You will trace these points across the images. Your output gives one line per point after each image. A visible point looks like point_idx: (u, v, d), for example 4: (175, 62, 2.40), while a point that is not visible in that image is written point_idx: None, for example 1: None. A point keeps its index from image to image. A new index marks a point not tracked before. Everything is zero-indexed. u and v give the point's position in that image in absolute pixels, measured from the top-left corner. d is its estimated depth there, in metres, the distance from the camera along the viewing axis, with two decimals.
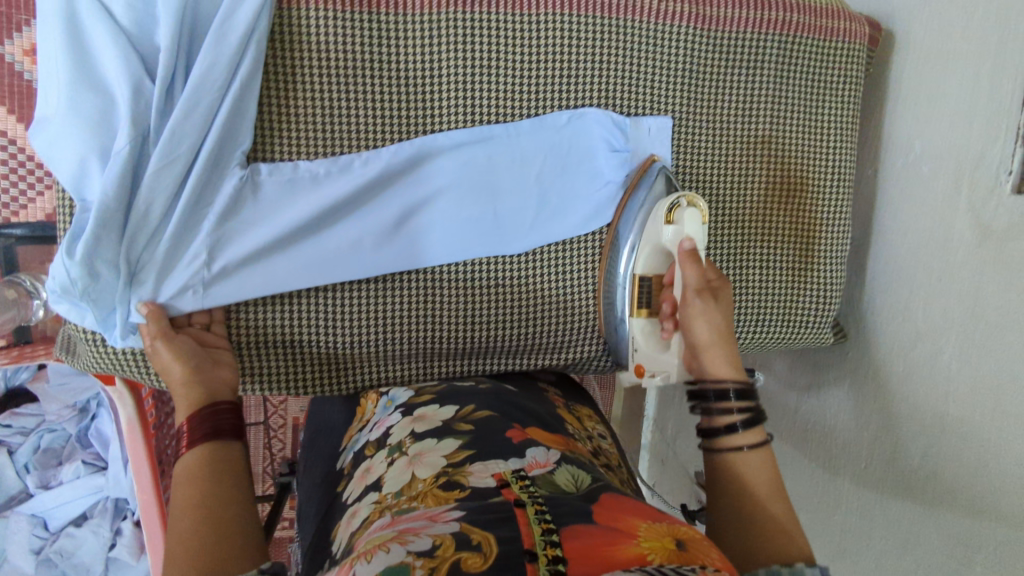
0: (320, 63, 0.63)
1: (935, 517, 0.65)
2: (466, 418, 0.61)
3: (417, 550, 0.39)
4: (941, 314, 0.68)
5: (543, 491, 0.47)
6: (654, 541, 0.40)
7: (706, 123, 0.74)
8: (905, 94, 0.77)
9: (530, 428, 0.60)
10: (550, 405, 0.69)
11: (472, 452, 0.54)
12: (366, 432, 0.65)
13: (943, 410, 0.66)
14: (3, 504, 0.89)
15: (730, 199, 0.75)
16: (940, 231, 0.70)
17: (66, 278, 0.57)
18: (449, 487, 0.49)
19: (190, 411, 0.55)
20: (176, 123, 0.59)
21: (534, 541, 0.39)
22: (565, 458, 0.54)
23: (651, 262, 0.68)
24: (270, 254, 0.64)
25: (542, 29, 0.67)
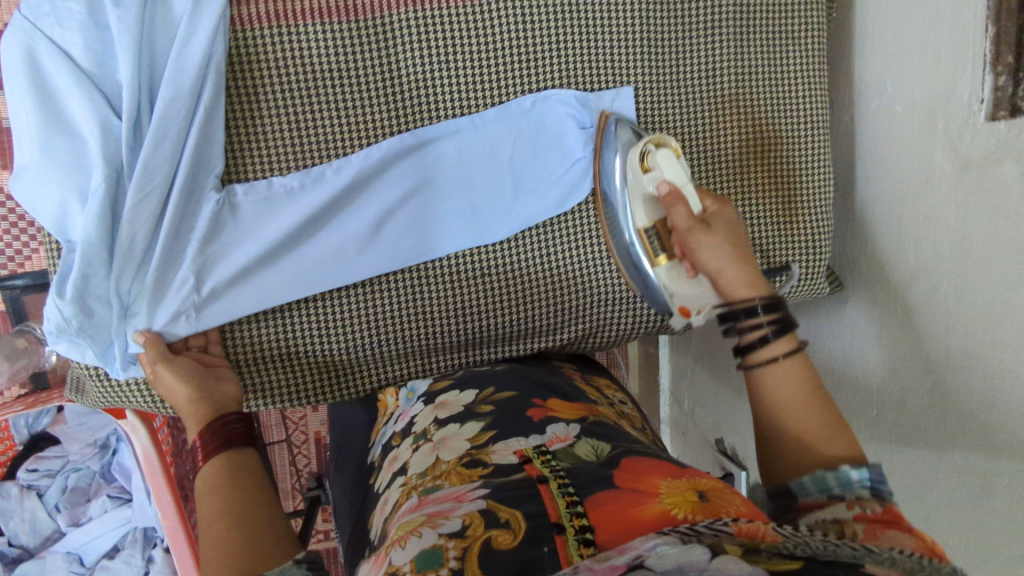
0: (281, 84, 0.64)
1: (950, 452, 0.64)
2: (486, 400, 0.62)
3: (448, 531, 0.40)
4: (932, 251, 0.68)
5: (565, 463, 0.47)
6: (675, 496, 0.41)
7: (673, 79, 0.73)
8: (872, 32, 0.76)
9: (550, 400, 0.61)
10: (566, 377, 0.70)
11: (494, 432, 0.55)
12: (391, 424, 0.66)
13: (944, 345, 0.65)
14: (40, 545, 0.92)
15: (711, 136, 0.75)
16: (921, 166, 0.69)
17: (60, 317, 0.59)
18: (472, 465, 0.50)
19: (200, 427, 0.57)
20: (146, 158, 0.60)
21: (560, 513, 0.40)
22: (585, 429, 0.54)
23: (650, 211, 0.66)
24: (256, 273, 0.65)
25: (494, 19, 0.67)
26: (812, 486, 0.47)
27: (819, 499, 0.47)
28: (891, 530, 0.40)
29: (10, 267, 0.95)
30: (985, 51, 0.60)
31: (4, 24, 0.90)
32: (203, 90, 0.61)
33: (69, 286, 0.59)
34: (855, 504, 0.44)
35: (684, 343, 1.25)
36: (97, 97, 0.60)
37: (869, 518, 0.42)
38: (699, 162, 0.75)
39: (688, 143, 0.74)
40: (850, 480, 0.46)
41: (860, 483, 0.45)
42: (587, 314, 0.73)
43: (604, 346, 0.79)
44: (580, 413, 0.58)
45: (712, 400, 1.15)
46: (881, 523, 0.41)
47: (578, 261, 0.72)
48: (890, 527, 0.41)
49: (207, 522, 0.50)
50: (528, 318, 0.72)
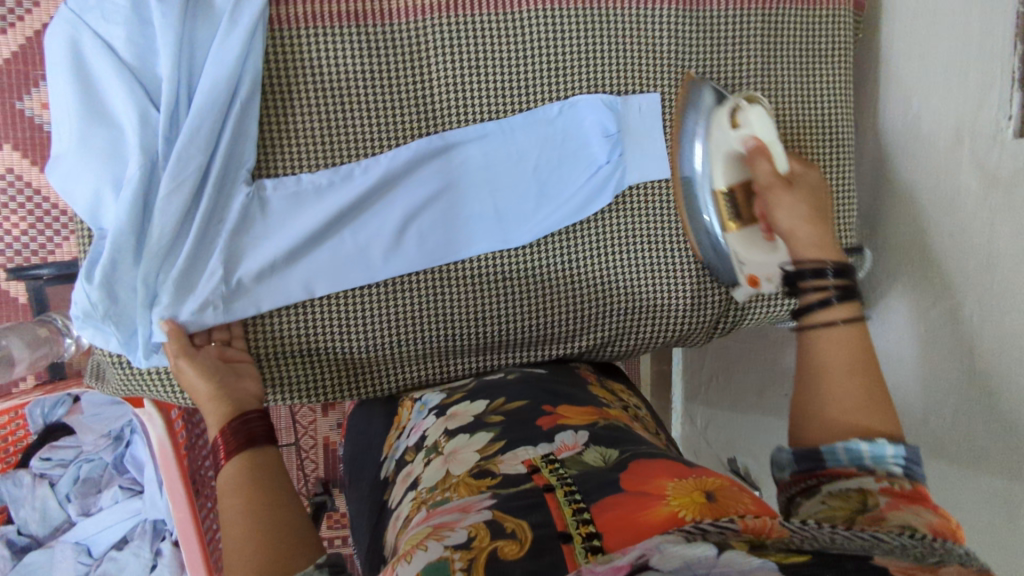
0: (317, 84, 0.66)
1: (977, 470, 0.63)
2: (497, 410, 0.62)
3: (454, 543, 0.40)
4: (957, 270, 0.67)
5: (573, 471, 0.47)
6: (683, 498, 0.41)
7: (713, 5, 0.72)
8: (899, 52, 0.76)
9: (560, 407, 0.61)
10: (582, 385, 0.69)
11: (505, 442, 0.55)
12: (405, 438, 0.66)
13: (969, 364, 0.65)
14: (49, 535, 0.92)
15: (759, 64, 0.74)
16: (945, 186, 0.69)
17: (87, 303, 0.60)
18: (481, 475, 0.50)
19: (222, 424, 0.57)
20: (182, 148, 0.61)
21: (567, 523, 0.40)
22: (594, 436, 0.54)
23: (729, 174, 0.66)
24: (285, 267, 0.66)
25: (525, 28, 0.68)
26: (844, 455, 0.48)
27: (849, 468, 0.48)
28: (915, 506, 0.42)
29: (34, 258, 0.96)
30: (1014, 69, 0.60)
31: (43, 24, 0.92)
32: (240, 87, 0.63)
33: (98, 271, 0.60)
34: (884, 476, 0.46)
35: (698, 360, 1.24)
36: (134, 91, 0.61)
37: (896, 494, 0.44)
38: (758, 86, 0.75)
39: (736, 66, 0.74)
40: (884, 455, 0.47)
41: (893, 458, 0.47)
42: (608, 323, 0.73)
43: (623, 356, 0.78)
44: (591, 419, 0.58)
45: (726, 421, 1.13)
46: (905, 498, 0.44)
47: (598, 271, 0.72)
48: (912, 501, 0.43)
49: (233, 521, 0.50)
50: (548, 323, 0.72)
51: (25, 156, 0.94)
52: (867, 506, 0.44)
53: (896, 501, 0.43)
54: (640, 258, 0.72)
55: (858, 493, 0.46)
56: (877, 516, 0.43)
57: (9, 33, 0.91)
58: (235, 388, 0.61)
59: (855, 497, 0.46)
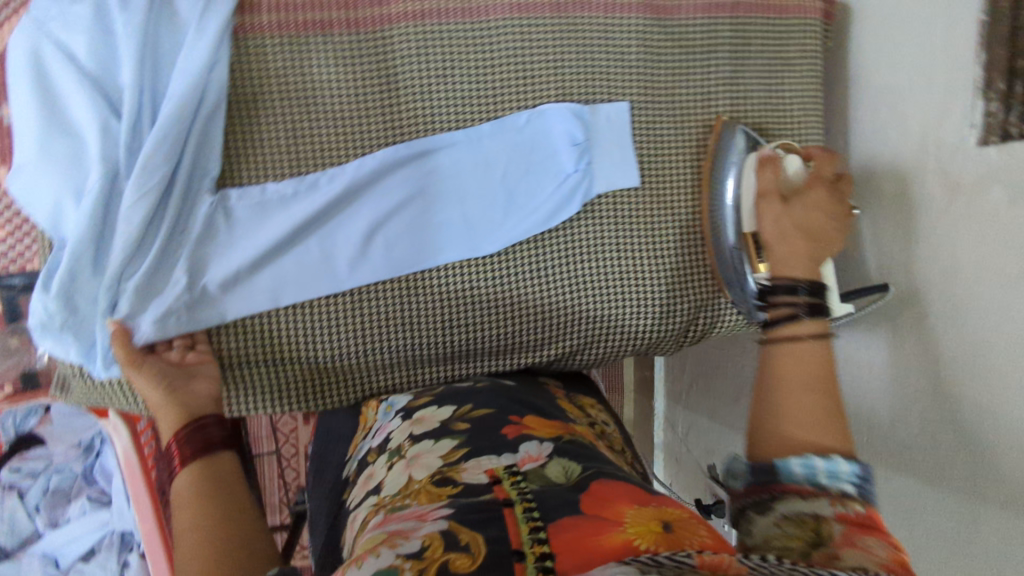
0: (282, 93, 0.65)
1: (948, 482, 0.63)
2: (463, 417, 0.61)
3: (407, 552, 0.39)
4: (924, 277, 0.68)
5: (533, 485, 0.47)
6: (640, 526, 0.41)
7: (682, 14, 0.73)
8: (867, 60, 0.76)
9: (527, 418, 0.61)
10: (549, 399, 0.69)
11: (467, 450, 0.54)
12: (369, 438, 0.66)
13: (937, 372, 0.65)
14: (19, 547, 0.91)
15: (728, 72, 0.75)
16: (912, 194, 0.69)
17: (44, 313, 0.60)
18: (442, 483, 0.49)
19: (177, 430, 0.56)
20: (143, 159, 0.60)
21: (522, 540, 0.39)
22: (558, 449, 0.54)
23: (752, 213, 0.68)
24: (250, 277, 0.65)
25: (492, 37, 0.68)
26: (798, 468, 0.48)
27: (803, 484, 0.47)
28: (867, 538, 0.42)
29: None
30: (975, 77, 0.61)
31: None
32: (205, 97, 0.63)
33: (56, 282, 0.60)
34: (838, 498, 0.45)
35: (680, 366, 1.24)
36: (98, 103, 0.60)
37: (850, 520, 0.44)
38: (728, 93, 0.75)
39: (705, 72, 0.74)
40: (838, 472, 0.47)
41: (847, 476, 0.47)
42: (579, 331, 0.73)
43: (596, 364, 0.78)
44: (555, 432, 0.58)
45: (706, 429, 1.13)
46: (859, 528, 0.43)
47: (566, 280, 0.71)
48: (866, 532, 0.42)
49: (185, 535, 0.49)
50: (518, 331, 0.72)
51: None
52: (821, 537, 0.43)
53: (850, 534, 0.42)
54: (610, 265, 0.72)
55: (813, 520, 0.45)
56: (831, 552, 0.42)
57: None
58: (185, 391, 0.63)
59: (809, 524, 0.45)
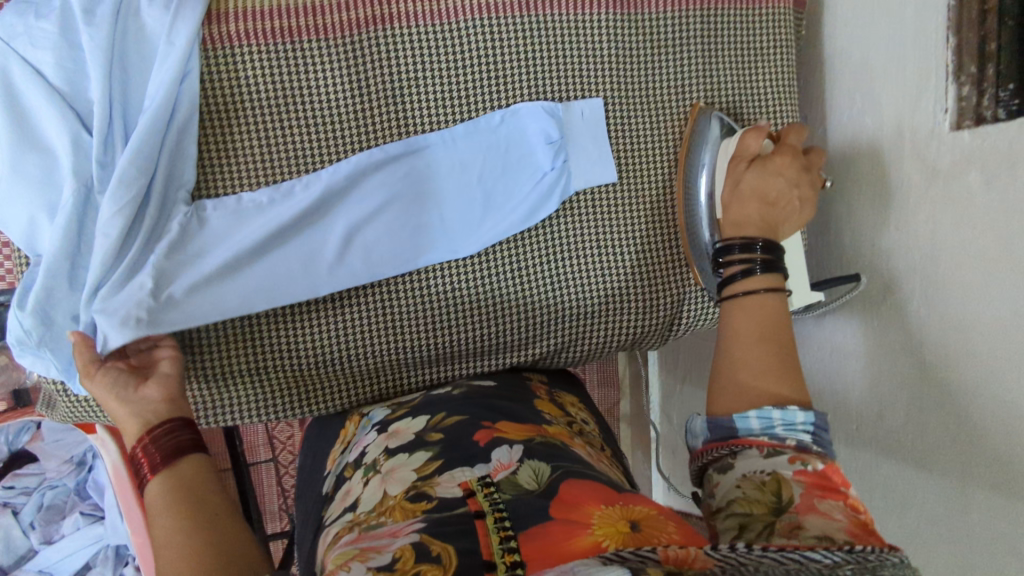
0: (253, 102, 0.65)
1: (931, 466, 0.64)
2: (437, 427, 0.62)
3: (377, 565, 0.42)
4: (902, 263, 0.68)
5: (506, 495, 0.48)
6: (608, 527, 0.43)
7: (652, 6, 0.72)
8: (839, 46, 0.76)
9: (500, 422, 0.62)
10: (527, 402, 0.69)
11: (441, 462, 0.55)
12: (347, 452, 0.66)
13: (918, 358, 0.65)
14: (14, 564, 0.91)
15: (701, 63, 0.74)
16: (889, 179, 0.69)
17: (21, 329, 0.60)
18: (416, 499, 0.50)
19: (142, 433, 0.55)
20: (124, 168, 0.60)
21: (493, 551, 0.41)
22: (528, 451, 0.55)
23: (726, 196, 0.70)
24: (222, 280, 0.65)
25: (462, 37, 0.68)
26: (756, 425, 0.54)
27: (761, 437, 0.53)
28: (827, 500, 0.47)
29: None
30: (948, 62, 0.61)
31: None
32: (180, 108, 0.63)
33: (31, 298, 0.60)
34: (797, 456, 0.51)
35: (671, 359, 1.24)
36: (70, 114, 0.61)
37: (808, 478, 0.49)
38: (702, 84, 0.75)
39: (678, 64, 0.74)
40: (794, 421, 0.53)
41: (802, 425, 0.53)
42: (560, 328, 0.74)
43: (579, 360, 0.80)
44: (528, 435, 0.60)
45: None
46: (819, 489, 0.48)
47: (544, 279, 0.72)
48: (826, 495, 0.48)
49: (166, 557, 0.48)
50: (499, 332, 0.73)
51: None
52: (783, 501, 0.48)
53: (810, 496, 0.47)
54: (588, 263, 0.73)
55: (775, 481, 0.49)
56: (794, 520, 0.46)
57: None
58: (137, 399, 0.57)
59: (771, 485, 0.49)
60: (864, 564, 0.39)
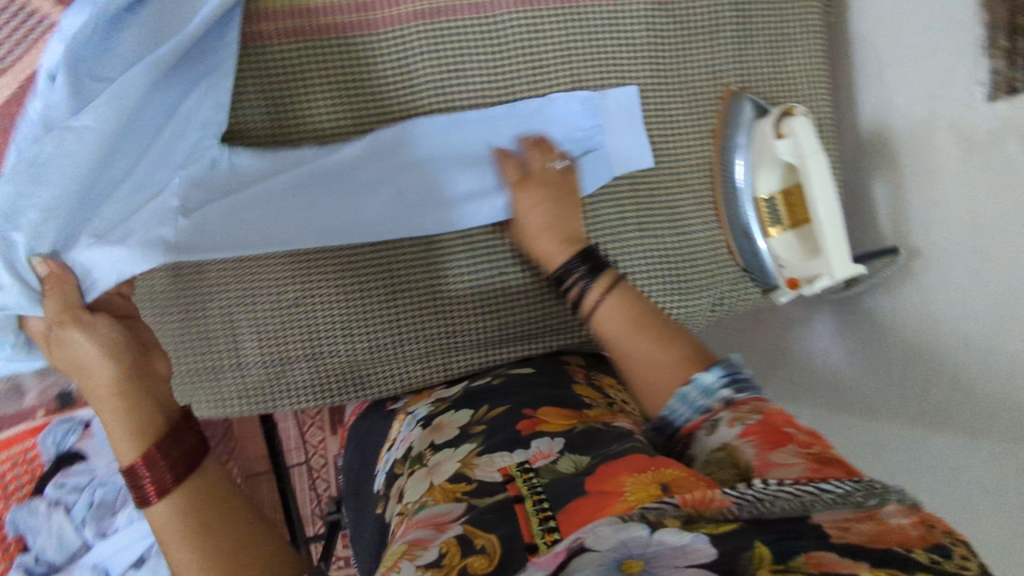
0: (303, 92, 0.69)
1: (973, 434, 0.64)
2: (480, 420, 0.63)
3: (426, 562, 0.42)
4: (944, 236, 0.69)
5: (545, 479, 0.49)
6: (639, 492, 0.43)
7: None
8: (867, 34, 0.79)
9: (540, 410, 0.62)
10: (568, 384, 0.70)
11: (482, 448, 0.57)
12: (394, 450, 0.69)
13: (965, 329, 0.66)
14: (67, 560, 0.93)
15: (733, 52, 0.77)
16: (926, 156, 0.71)
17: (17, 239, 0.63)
18: (457, 479, 0.53)
19: None
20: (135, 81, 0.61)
21: (532, 533, 0.43)
22: (569, 445, 0.55)
23: (769, 181, 0.73)
24: (260, 214, 0.69)
25: (505, 29, 0.70)
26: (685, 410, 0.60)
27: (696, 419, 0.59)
28: (777, 453, 0.49)
29: None
30: (979, 37, 0.63)
31: None
32: (241, 103, 0.68)
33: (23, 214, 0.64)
34: (733, 418, 0.55)
35: None
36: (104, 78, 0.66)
37: (754, 432, 0.52)
38: (735, 72, 0.77)
39: (711, 52, 0.76)
40: (706, 388, 0.60)
41: (714, 384, 0.60)
42: None
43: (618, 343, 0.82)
44: (569, 423, 0.60)
45: None
46: (769, 444, 0.50)
47: None
48: (776, 447, 0.49)
49: None
50: (538, 310, 0.75)
51: None
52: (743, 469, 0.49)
53: (763, 453, 0.49)
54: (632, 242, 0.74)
55: (728, 453, 0.52)
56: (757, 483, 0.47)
57: None
58: None
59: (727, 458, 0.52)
60: (874, 492, 0.39)
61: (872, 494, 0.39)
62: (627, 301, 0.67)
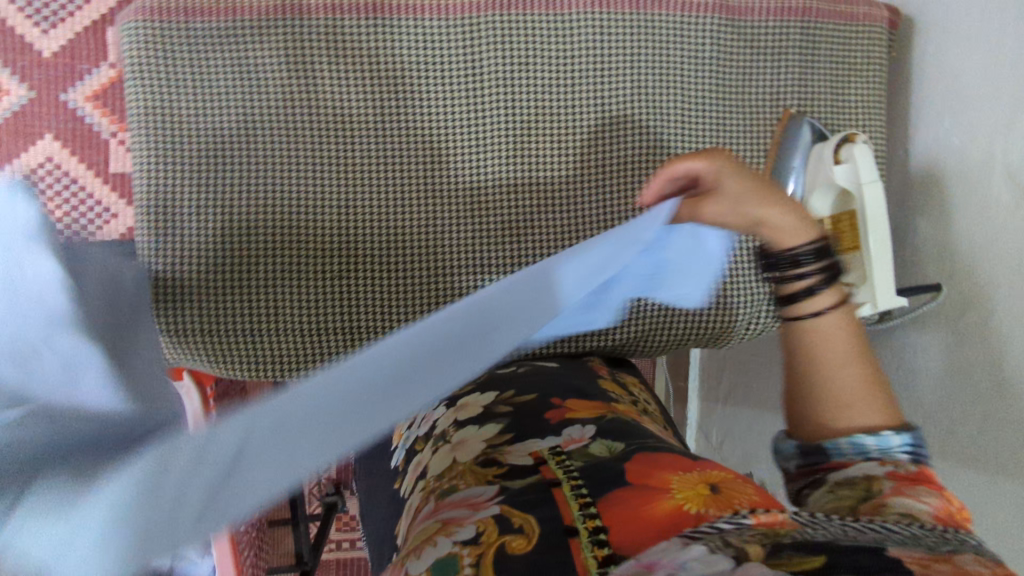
0: (355, 64, 0.71)
1: (1003, 477, 0.64)
2: (508, 401, 0.63)
3: (463, 539, 0.42)
4: (988, 278, 0.69)
5: (578, 463, 0.49)
6: (688, 491, 0.44)
7: (755, 22, 0.76)
8: (931, 69, 0.79)
9: (568, 401, 0.63)
10: (593, 379, 0.70)
11: (512, 434, 0.57)
12: (414, 428, 0.68)
13: (999, 372, 0.66)
14: None
15: (796, 72, 0.78)
16: (979, 196, 0.70)
17: None
18: (488, 465, 0.52)
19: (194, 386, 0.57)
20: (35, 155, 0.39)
21: (573, 517, 0.42)
22: (601, 431, 0.56)
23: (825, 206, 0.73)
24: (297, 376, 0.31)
25: (572, 28, 0.73)
26: (847, 447, 0.54)
27: (852, 458, 0.53)
28: (916, 488, 0.48)
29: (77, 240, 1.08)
30: None
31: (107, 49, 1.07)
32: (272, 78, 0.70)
33: None
34: (887, 462, 0.52)
35: (714, 373, 1.24)
36: (174, 53, 0.69)
37: (901, 475, 0.50)
38: (798, 94, 0.78)
39: (773, 71, 0.78)
40: (889, 444, 0.53)
41: (899, 447, 0.53)
42: (637, 318, 0.78)
43: (653, 351, 0.82)
44: (599, 413, 0.60)
45: (743, 434, 1.12)
46: (909, 481, 0.49)
47: None
48: (916, 485, 0.49)
49: None
50: None
51: (75, 152, 1.10)
52: (872, 492, 0.49)
53: (899, 487, 0.49)
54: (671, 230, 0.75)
55: (865, 480, 0.51)
56: (880, 504, 0.48)
57: (61, 28, 1.07)
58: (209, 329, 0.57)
59: (861, 484, 0.51)
60: (948, 542, 0.40)
61: (943, 542, 0.40)
62: (846, 328, 0.57)
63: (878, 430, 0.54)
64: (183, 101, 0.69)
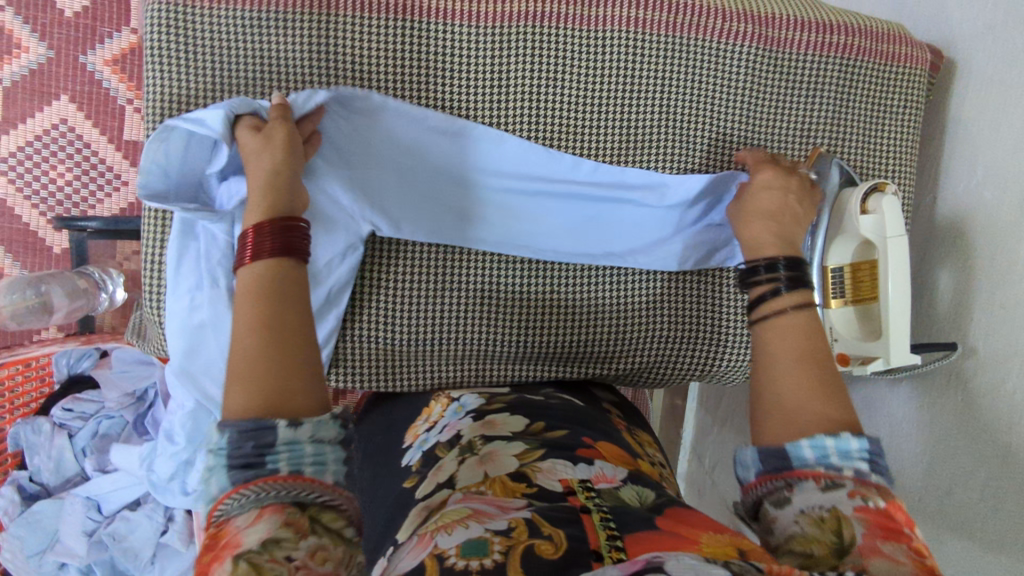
0: (381, 62, 0.69)
1: (1003, 548, 0.63)
2: (536, 433, 0.61)
3: (495, 528, 0.42)
4: (1006, 342, 0.67)
5: (608, 502, 0.47)
6: (716, 548, 0.41)
7: (791, 51, 0.74)
8: (969, 116, 0.76)
9: (598, 443, 0.61)
10: (614, 426, 0.69)
11: (540, 454, 0.55)
12: (434, 433, 0.66)
13: (1007, 440, 0.64)
14: (60, 485, 0.94)
15: (827, 108, 0.76)
16: (1006, 254, 0.68)
17: None
18: (519, 479, 0.51)
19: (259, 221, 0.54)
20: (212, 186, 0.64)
21: (600, 543, 0.41)
22: (631, 475, 0.55)
23: (842, 253, 0.71)
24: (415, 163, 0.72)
25: (604, 45, 0.71)
26: (809, 455, 0.50)
27: (816, 468, 0.49)
28: (890, 543, 0.43)
29: (81, 210, 1.09)
30: None
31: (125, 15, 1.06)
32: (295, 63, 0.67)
33: None
34: (856, 490, 0.46)
35: (714, 398, 1.22)
36: (190, 39, 0.66)
37: (871, 515, 0.45)
38: (825, 133, 0.76)
39: (806, 104, 0.75)
40: (849, 450, 0.49)
41: (858, 453, 0.49)
42: (639, 351, 0.78)
43: (651, 382, 0.83)
44: (629, 466, 0.58)
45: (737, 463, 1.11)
46: (882, 530, 0.44)
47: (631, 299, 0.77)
48: (889, 536, 0.43)
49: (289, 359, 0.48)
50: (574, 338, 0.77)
51: (87, 115, 1.08)
52: (844, 543, 0.44)
53: (872, 537, 0.43)
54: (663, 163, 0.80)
55: (833, 519, 0.45)
56: (857, 564, 0.43)
57: None
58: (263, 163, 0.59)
59: (829, 523, 0.45)
60: None
61: None
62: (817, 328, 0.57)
63: (836, 432, 0.50)
64: (196, 88, 0.67)
